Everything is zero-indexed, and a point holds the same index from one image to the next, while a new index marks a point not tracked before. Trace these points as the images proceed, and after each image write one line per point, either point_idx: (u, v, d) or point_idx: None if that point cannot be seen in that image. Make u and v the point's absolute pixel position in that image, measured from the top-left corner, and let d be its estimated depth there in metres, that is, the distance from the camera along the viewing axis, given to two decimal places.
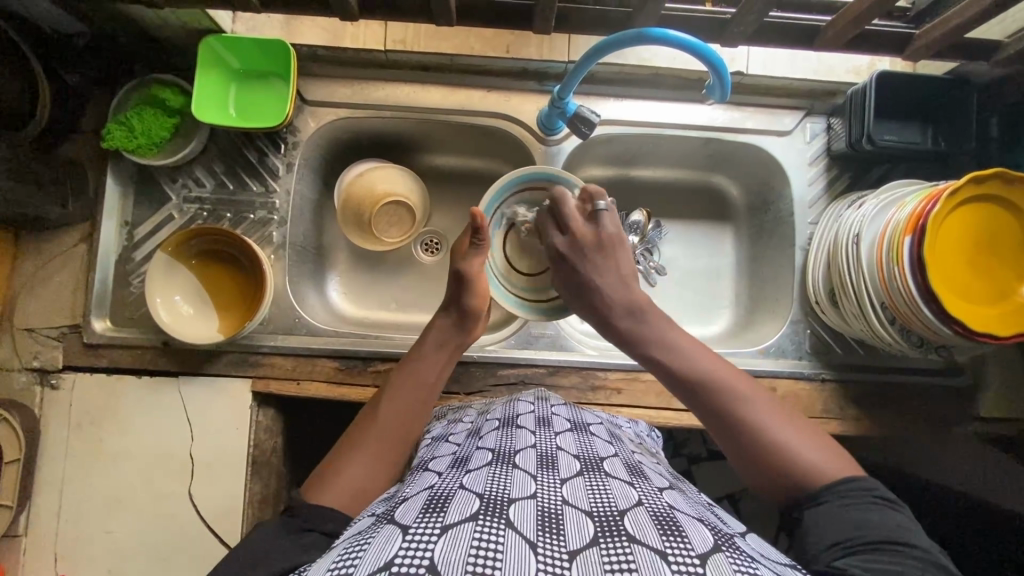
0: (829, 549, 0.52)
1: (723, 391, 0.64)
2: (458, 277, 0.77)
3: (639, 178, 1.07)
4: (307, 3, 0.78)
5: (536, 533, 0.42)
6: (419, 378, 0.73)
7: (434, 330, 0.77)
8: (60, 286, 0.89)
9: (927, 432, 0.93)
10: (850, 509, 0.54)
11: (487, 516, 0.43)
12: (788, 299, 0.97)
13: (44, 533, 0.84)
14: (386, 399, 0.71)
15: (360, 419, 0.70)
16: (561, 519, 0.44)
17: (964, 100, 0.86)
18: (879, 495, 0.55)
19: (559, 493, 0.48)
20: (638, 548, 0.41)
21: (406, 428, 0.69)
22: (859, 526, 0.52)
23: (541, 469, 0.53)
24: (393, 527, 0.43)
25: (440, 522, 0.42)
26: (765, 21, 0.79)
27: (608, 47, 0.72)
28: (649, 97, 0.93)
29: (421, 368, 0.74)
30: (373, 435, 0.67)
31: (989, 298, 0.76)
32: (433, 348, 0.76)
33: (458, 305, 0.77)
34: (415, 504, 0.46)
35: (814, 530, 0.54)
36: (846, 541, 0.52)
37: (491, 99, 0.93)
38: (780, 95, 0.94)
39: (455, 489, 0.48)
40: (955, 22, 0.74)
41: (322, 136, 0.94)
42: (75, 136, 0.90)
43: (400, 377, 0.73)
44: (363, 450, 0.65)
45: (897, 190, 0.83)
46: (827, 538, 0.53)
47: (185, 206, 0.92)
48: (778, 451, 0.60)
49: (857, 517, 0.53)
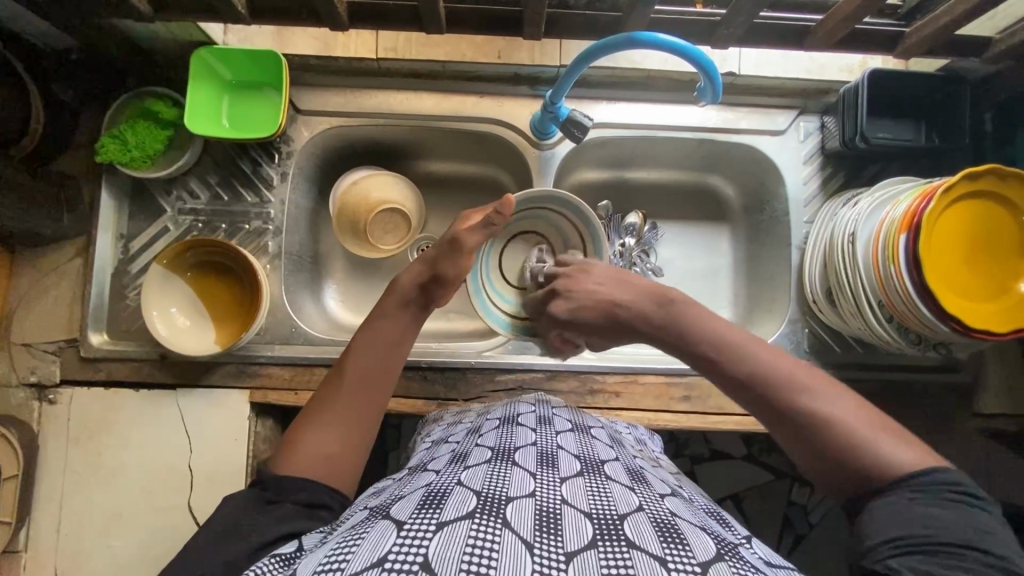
0: (883, 546, 0.43)
1: (780, 388, 0.52)
2: (446, 243, 0.74)
3: (634, 180, 1.07)
4: (298, 14, 0.78)
5: (534, 533, 0.41)
6: (385, 338, 0.69)
7: (398, 287, 0.73)
8: (55, 300, 0.89)
9: (927, 430, 0.93)
10: (921, 506, 0.44)
11: (483, 514, 0.42)
12: (786, 299, 0.96)
13: (45, 549, 0.83)
14: (348, 362, 0.67)
15: (326, 382, 0.66)
16: (560, 519, 0.44)
17: (955, 97, 0.86)
18: (961, 490, 0.45)
19: (559, 492, 0.48)
20: (637, 554, 0.40)
21: (372, 387, 0.66)
22: (927, 523, 0.43)
23: (542, 467, 0.52)
24: (388, 521, 0.42)
25: (437, 518, 0.41)
26: (756, 23, 0.80)
27: (597, 52, 0.72)
28: (642, 100, 0.94)
29: (388, 327, 0.70)
30: (339, 401, 0.64)
31: (986, 296, 0.76)
32: (396, 306, 0.72)
33: (430, 264, 0.74)
34: (411, 500, 0.45)
35: (864, 527, 0.45)
36: (907, 539, 0.43)
37: (484, 105, 0.93)
38: (773, 94, 0.94)
39: (453, 485, 0.47)
40: (945, 20, 0.74)
41: (316, 145, 0.94)
42: (69, 151, 0.90)
43: (364, 337, 0.69)
44: (330, 415, 0.62)
45: (892, 188, 0.83)
46: (881, 533, 0.44)
47: (181, 218, 0.92)
48: (858, 450, 0.48)
49: (933, 517, 0.43)
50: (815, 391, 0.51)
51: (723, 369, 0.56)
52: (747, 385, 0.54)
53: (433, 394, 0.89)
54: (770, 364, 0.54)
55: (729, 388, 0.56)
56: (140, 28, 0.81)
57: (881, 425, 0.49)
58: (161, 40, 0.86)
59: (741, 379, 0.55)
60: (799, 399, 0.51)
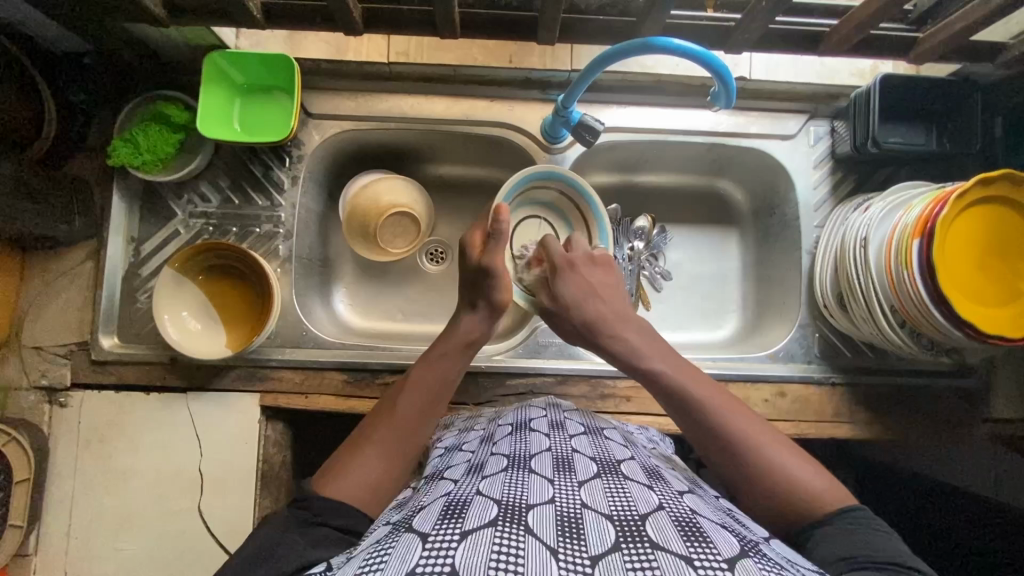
0: (837, 561, 0.51)
1: (720, 419, 0.63)
2: (485, 271, 0.74)
3: (643, 184, 1.07)
4: (312, 19, 0.78)
5: (558, 539, 0.41)
6: (441, 377, 0.71)
7: (458, 330, 0.74)
8: (66, 303, 0.89)
9: (938, 435, 0.93)
10: (858, 534, 0.53)
11: (506, 522, 0.42)
12: (797, 303, 0.96)
13: (55, 553, 0.83)
14: (402, 396, 0.68)
15: (376, 415, 0.68)
16: (582, 524, 0.43)
17: (968, 102, 0.86)
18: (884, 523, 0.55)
19: (579, 497, 0.48)
20: (661, 553, 0.40)
21: (419, 425, 0.67)
22: (869, 547, 0.52)
23: (558, 472, 0.52)
24: (412, 534, 0.42)
25: (459, 528, 0.41)
26: (770, 28, 0.79)
27: (611, 58, 0.72)
28: (653, 105, 0.94)
29: (446, 368, 0.71)
30: (389, 432, 0.65)
31: (1000, 301, 0.75)
32: (456, 347, 0.73)
33: (486, 300, 0.75)
34: (431, 511, 0.45)
35: (819, 549, 0.53)
36: (858, 557, 0.51)
37: (495, 109, 0.93)
38: (784, 99, 0.94)
39: (473, 494, 0.47)
40: (960, 26, 0.74)
41: (327, 149, 0.94)
42: (82, 154, 0.90)
43: (418, 375, 0.70)
44: (379, 445, 0.63)
45: (905, 192, 0.83)
46: (835, 554, 0.52)
47: (192, 222, 0.92)
48: (773, 469, 0.60)
49: (867, 542, 0.52)
50: (746, 427, 0.63)
51: (677, 401, 0.66)
52: (694, 416, 0.65)
53: None
54: (714, 403, 0.64)
55: (677, 417, 0.66)
56: (153, 33, 0.82)
57: (797, 457, 0.61)
58: (174, 44, 0.86)
59: (691, 410, 0.65)
60: (735, 431, 0.62)
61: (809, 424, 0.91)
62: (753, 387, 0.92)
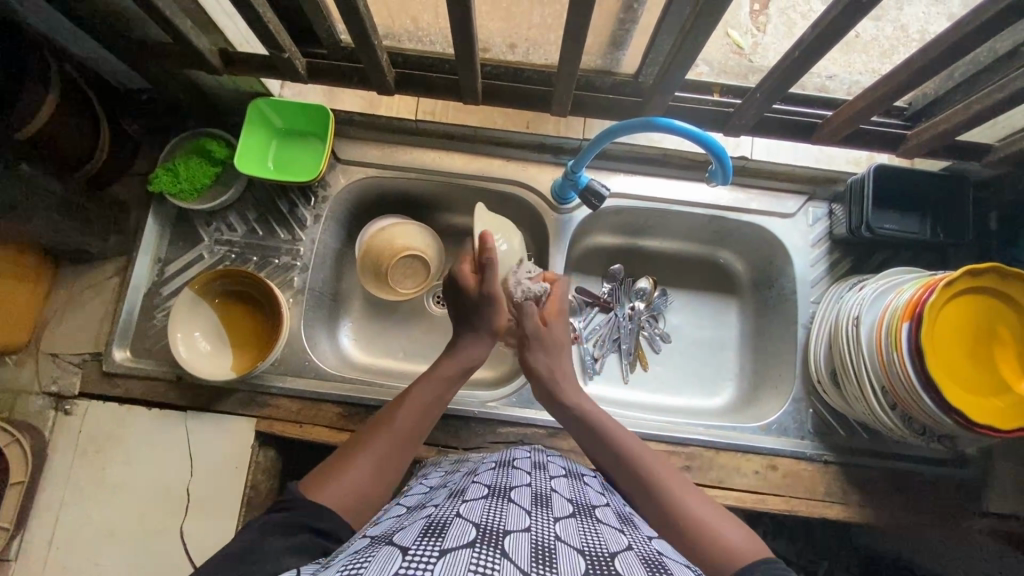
0: None
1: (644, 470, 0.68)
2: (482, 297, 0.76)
3: (645, 248, 1.11)
4: (350, 77, 0.86)
5: (530, 563, 0.41)
6: (436, 392, 0.73)
7: (463, 354, 0.76)
8: (89, 314, 0.94)
9: (934, 525, 0.90)
10: None
11: (484, 544, 0.43)
12: (792, 376, 0.97)
13: (33, 561, 0.83)
14: (403, 407, 0.70)
15: (370, 426, 0.69)
16: (554, 552, 0.44)
17: (959, 196, 0.90)
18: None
19: (553, 530, 0.48)
20: None
21: (416, 439, 0.69)
22: None
23: (536, 505, 0.53)
24: (392, 548, 0.43)
25: (440, 546, 0.42)
26: (767, 116, 0.86)
27: (617, 132, 0.78)
28: (658, 175, 0.99)
29: (441, 384, 0.74)
30: (385, 441, 0.67)
31: (991, 390, 0.76)
32: (458, 366, 0.75)
33: (489, 326, 0.77)
34: (412, 530, 0.46)
35: None
36: None
37: (510, 168, 1.00)
38: (784, 179, 1.00)
39: (453, 517, 0.48)
40: (945, 127, 0.79)
41: (350, 192, 1.01)
42: (127, 180, 0.98)
43: (418, 390, 0.72)
44: (372, 453, 0.65)
45: (897, 276, 0.86)
46: None
47: (216, 248, 0.97)
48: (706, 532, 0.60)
49: None
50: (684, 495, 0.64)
51: (605, 450, 0.72)
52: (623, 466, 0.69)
53: (434, 440, 0.90)
54: (639, 453, 0.70)
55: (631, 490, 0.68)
56: (207, 78, 0.91)
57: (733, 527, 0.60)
58: (225, 88, 0.95)
59: (636, 482, 0.68)
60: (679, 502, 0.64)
61: (800, 501, 0.90)
62: (743, 457, 0.91)
